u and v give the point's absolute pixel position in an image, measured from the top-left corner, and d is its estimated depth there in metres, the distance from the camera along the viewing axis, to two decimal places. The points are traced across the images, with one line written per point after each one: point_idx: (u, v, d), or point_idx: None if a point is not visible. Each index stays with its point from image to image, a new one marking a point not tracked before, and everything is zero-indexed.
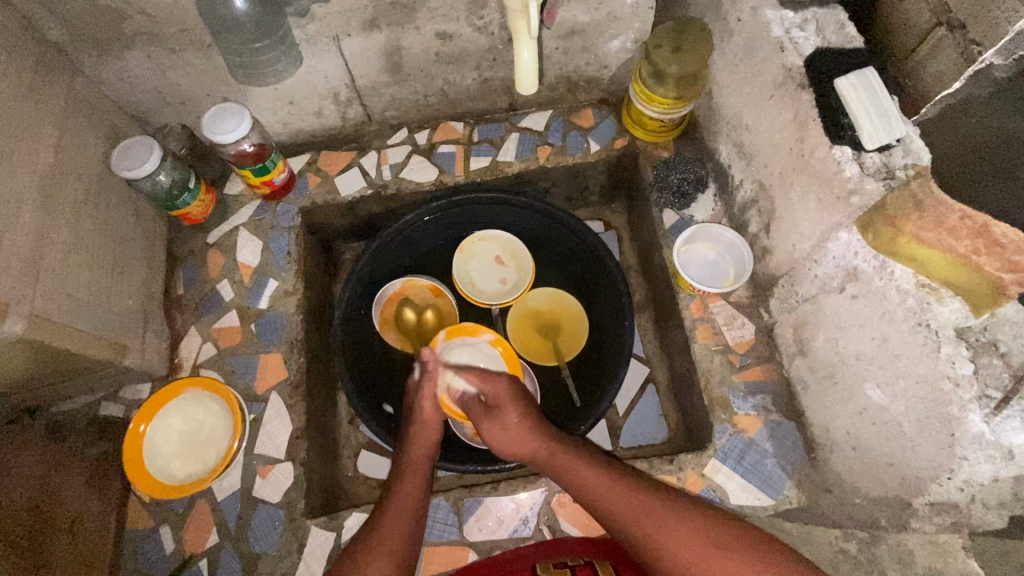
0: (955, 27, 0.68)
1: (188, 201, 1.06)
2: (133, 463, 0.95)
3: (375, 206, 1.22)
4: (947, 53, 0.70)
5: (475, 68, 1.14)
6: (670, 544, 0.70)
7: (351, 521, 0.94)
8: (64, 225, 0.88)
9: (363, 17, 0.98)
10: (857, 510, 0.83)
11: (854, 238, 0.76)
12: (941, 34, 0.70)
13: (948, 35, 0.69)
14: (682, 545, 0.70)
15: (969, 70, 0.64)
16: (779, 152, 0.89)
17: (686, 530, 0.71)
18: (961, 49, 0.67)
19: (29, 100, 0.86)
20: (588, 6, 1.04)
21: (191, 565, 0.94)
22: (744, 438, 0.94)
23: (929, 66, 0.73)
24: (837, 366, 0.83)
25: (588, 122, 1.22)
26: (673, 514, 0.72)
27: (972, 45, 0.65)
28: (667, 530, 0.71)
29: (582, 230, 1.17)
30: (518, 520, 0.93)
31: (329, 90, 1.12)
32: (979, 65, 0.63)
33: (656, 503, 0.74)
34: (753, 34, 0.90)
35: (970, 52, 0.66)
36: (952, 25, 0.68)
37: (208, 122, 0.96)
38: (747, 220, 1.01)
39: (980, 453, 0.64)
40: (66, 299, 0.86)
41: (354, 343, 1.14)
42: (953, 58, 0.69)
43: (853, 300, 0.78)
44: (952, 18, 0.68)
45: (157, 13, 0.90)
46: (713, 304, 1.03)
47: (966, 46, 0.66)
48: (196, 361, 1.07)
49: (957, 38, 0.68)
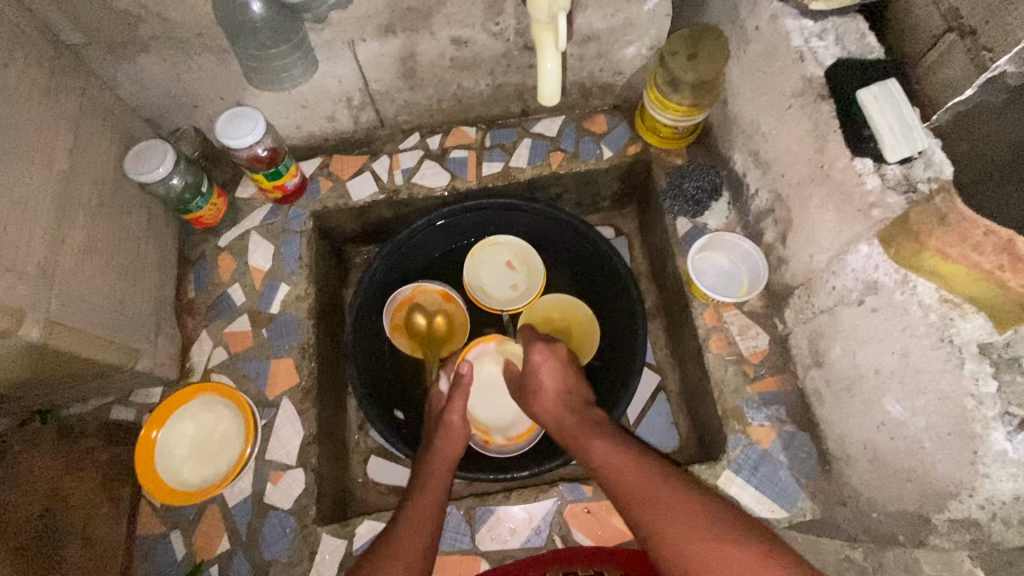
0: (965, 33, 0.69)
1: (200, 205, 1.06)
2: (145, 470, 0.95)
3: (386, 211, 1.22)
4: (957, 59, 0.70)
5: (489, 73, 1.13)
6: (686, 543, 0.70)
7: (362, 529, 0.94)
8: (78, 229, 0.88)
9: (379, 22, 0.98)
10: (874, 525, 0.82)
11: (875, 251, 0.75)
12: (951, 39, 0.71)
13: (958, 41, 0.70)
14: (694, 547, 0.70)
15: (982, 77, 0.67)
16: (797, 162, 0.88)
17: (705, 535, 0.70)
18: (972, 55, 0.68)
19: (44, 103, 0.85)
20: (605, 13, 1.04)
21: (202, 571, 0.93)
22: (759, 449, 0.94)
23: (937, 72, 0.73)
24: (855, 379, 0.83)
25: (600, 128, 1.21)
26: (698, 516, 0.72)
27: (983, 51, 0.66)
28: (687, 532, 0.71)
29: (594, 236, 1.16)
30: (531, 529, 0.93)
31: (342, 95, 1.12)
32: (992, 73, 0.65)
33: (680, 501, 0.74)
34: (771, 42, 0.89)
35: (981, 58, 0.67)
36: (963, 31, 0.69)
37: (222, 126, 0.95)
38: (762, 229, 1.01)
39: (1002, 470, 0.64)
40: (79, 303, 0.86)
41: (366, 348, 1.14)
42: (963, 64, 0.69)
43: (872, 314, 0.77)
44: (964, 24, 0.69)
45: (172, 17, 0.90)
46: (727, 314, 1.02)
47: (977, 52, 0.67)
48: (207, 365, 1.06)
49: (968, 44, 0.68)
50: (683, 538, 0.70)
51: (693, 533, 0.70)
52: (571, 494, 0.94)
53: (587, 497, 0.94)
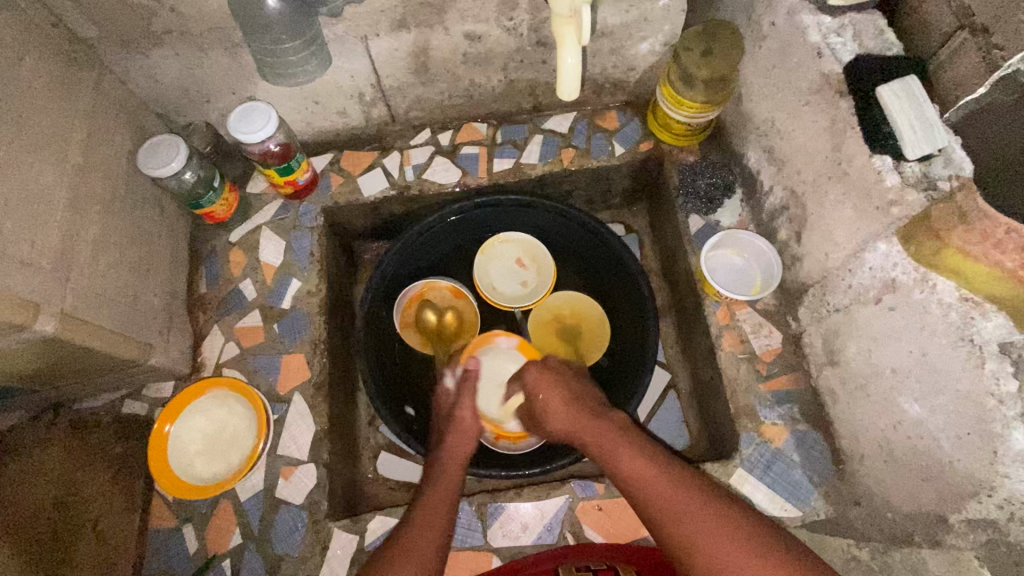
0: (976, 31, 0.69)
1: (212, 200, 1.06)
2: (158, 463, 0.95)
3: (396, 206, 1.22)
4: (968, 57, 0.70)
5: (502, 69, 1.13)
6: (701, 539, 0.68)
7: (374, 525, 0.94)
8: (92, 223, 0.88)
9: (392, 17, 0.97)
10: (888, 525, 0.82)
11: (893, 249, 0.75)
12: (962, 37, 0.71)
13: (969, 39, 0.70)
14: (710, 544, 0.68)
15: (994, 75, 0.67)
16: (813, 159, 0.87)
17: (715, 528, 0.68)
18: (983, 53, 0.68)
19: (59, 97, 0.85)
20: (619, 8, 1.04)
21: (214, 565, 0.94)
22: (771, 448, 0.93)
23: (949, 71, 0.73)
24: (871, 377, 0.82)
25: (612, 124, 1.21)
26: (703, 506, 0.71)
27: (995, 49, 0.66)
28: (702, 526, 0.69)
29: (605, 233, 1.15)
30: (542, 526, 0.93)
31: (354, 90, 1.11)
32: (1005, 71, 0.65)
33: (698, 496, 0.72)
34: (788, 38, 0.88)
35: (993, 57, 0.66)
36: (974, 29, 0.69)
37: (235, 122, 0.95)
38: (776, 227, 1.00)
39: (1022, 471, 0.63)
40: (95, 299, 0.86)
41: (376, 345, 1.14)
42: (975, 62, 0.69)
43: (890, 312, 0.77)
44: (975, 22, 0.69)
45: (186, 11, 0.90)
46: (740, 312, 1.02)
47: (988, 50, 0.67)
48: (219, 360, 1.07)
49: (979, 41, 0.68)
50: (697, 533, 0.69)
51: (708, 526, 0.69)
52: (583, 490, 0.94)
53: (599, 494, 0.94)
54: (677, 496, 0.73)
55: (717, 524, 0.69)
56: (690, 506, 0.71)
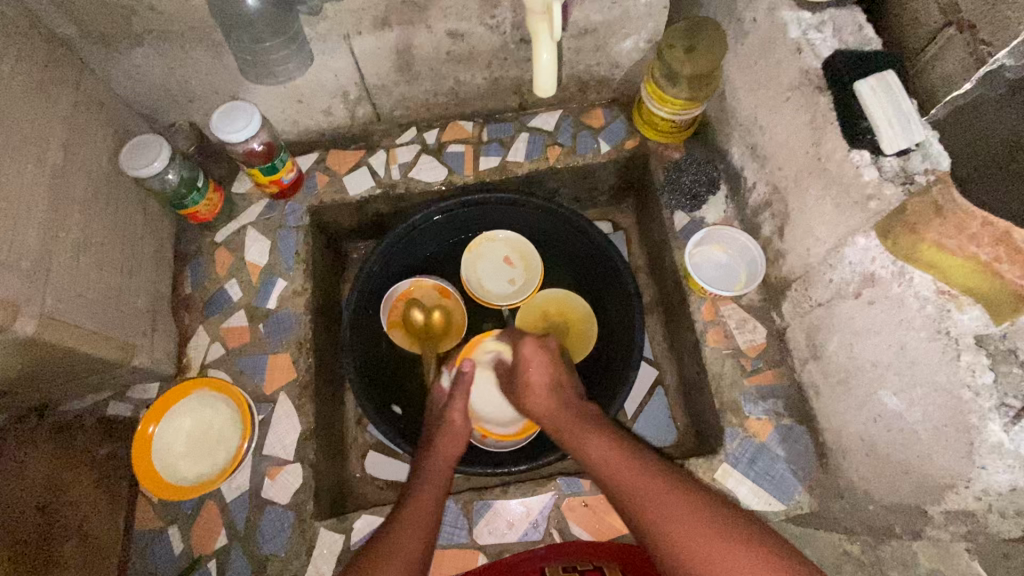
0: (964, 27, 0.69)
1: (195, 200, 1.06)
2: (143, 463, 0.95)
3: (382, 205, 1.22)
4: (955, 54, 0.70)
5: (486, 67, 1.13)
6: (682, 536, 0.68)
7: (359, 524, 0.94)
8: (72, 224, 0.87)
9: (375, 15, 0.97)
10: (870, 518, 0.82)
11: (872, 243, 0.75)
12: (950, 34, 0.71)
13: (956, 36, 0.70)
14: (693, 544, 0.67)
15: (980, 71, 0.67)
16: (794, 155, 0.88)
17: (700, 526, 0.68)
18: (970, 49, 0.68)
19: (39, 97, 0.85)
20: (602, 6, 1.04)
21: (199, 566, 0.93)
22: (756, 442, 0.94)
23: (937, 66, 0.73)
24: (852, 372, 0.83)
25: (598, 122, 1.21)
26: (686, 505, 0.71)
27: (981, 45, 0.67)
28: (684, 524, 0.69)
29: (591, 230, 1.16)
30: (528, 523, 0.93)
31: (338, 89, 1.11)
32: (990, 67, 0.65)
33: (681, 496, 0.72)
34: (768, 35, 0.89)
35: (980, 52, 0.67)
36: (961, 25, 0.69)
37: (218, 122, 0.95)
38: (760, 223, 1.01)
39: (998, 462, 0.64)
40: (76, 299, 0.86)
41: (364, 344, 1.14)
42: (962, 58, 0.70)
43: (869, 306, 0.77)
44: (962, 19, 0.69)
45: (167, 11, 0.90)
46: (724, 308, 1.02)
47: (976, 46, 0.68)
48: (204, 361, 1.06)
49: (966, 37, 0.69)
50: (680, 532, 0.69)
51: (691, 525, 0.69)
52: (568, 487, 0.94)
53: (585, 491, 0.94)
54: (661, 496, 0.72)
55: (700, 523, 0.69)
56: (674, 505, 0.71)
